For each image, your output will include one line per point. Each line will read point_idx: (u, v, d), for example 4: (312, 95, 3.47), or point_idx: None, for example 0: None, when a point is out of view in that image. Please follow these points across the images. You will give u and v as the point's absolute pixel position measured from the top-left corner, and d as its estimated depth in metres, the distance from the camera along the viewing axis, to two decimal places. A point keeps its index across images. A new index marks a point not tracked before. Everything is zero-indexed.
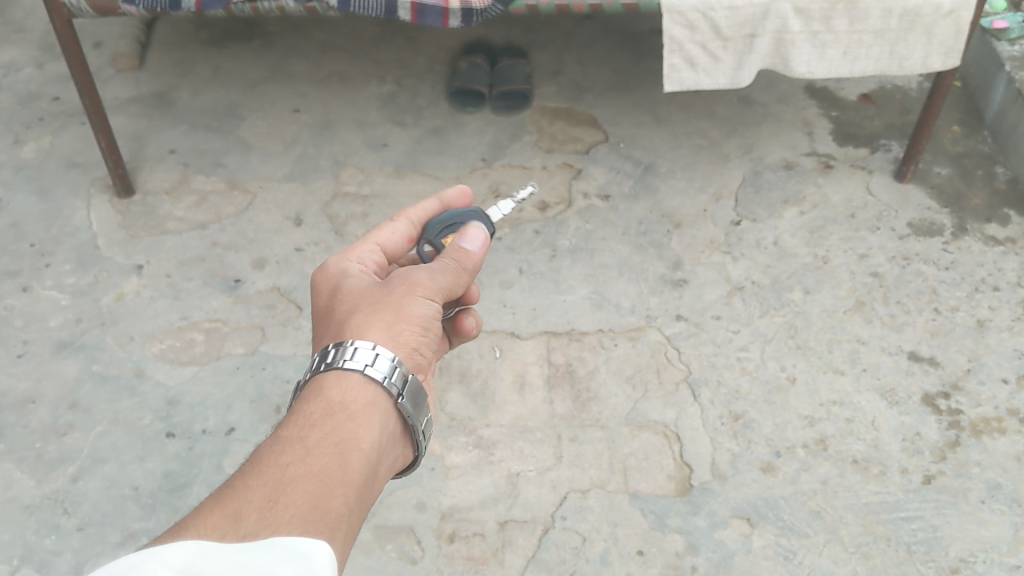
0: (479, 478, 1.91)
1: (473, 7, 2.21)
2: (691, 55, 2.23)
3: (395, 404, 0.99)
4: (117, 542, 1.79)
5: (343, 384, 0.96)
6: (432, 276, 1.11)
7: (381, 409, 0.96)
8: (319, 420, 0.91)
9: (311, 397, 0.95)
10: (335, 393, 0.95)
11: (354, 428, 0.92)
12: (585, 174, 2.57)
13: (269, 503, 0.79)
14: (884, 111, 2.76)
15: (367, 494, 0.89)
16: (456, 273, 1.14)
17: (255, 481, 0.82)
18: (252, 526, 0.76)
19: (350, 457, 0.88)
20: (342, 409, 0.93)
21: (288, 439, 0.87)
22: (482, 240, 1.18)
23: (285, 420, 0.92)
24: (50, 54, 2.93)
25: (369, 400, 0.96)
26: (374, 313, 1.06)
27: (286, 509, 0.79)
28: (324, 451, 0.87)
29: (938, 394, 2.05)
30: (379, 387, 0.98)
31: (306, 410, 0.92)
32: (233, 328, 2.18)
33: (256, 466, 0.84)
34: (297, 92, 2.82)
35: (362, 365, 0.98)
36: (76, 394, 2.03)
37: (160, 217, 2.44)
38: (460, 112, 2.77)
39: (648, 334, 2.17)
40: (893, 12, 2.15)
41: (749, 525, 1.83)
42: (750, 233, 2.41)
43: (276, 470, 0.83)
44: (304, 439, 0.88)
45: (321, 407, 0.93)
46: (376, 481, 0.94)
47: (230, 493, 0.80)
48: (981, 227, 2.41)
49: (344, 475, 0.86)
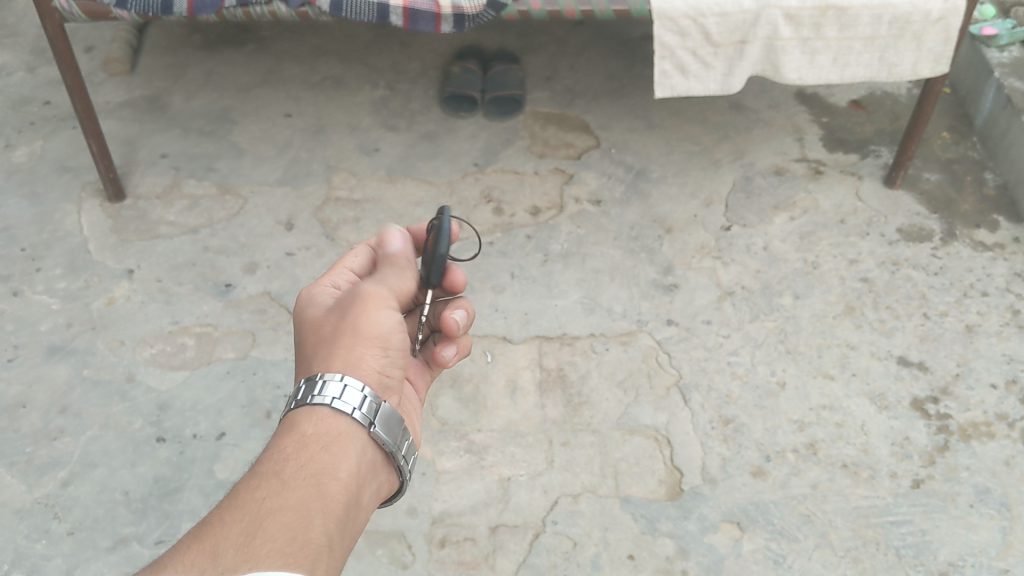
0: (470, 482, 1.91)
1: (465, 13, 2.22)
2: (683, 61, 2.24)
3: (368, 433, 1.00)
4: (108, 546, 1.79)
5: (315, 417, 0.97)
6: (377, 288, 1.14)
7: (356, 439, 0.98)
8: (293, 453, 0.92)
9: (284, 431, 0.96)
10: (308, 425, 0.96)
11: (330, 458, 0.93)
12: (577, 179, 2.58)
13: (246, 539, 0.81)
14: (874, 118, 2.77)
15: (349, 522, 0.91)
16: (396, 277, 1.20)
17: (233, 517, 0.83)
18: (232, 562, 0.78)
19: (328, 487, 0.90)
20: (316, 440, 0.95)
21: (264, 474, 0.89)
22: (404, 237, 1.25)
23: (261, 456, 0.93)
24: (42, 58, 2.93)
25: (342, 430, 0.98)
26: (332, 342, 1.07)
27: (264, 544, 0.81)
28: (300, 483, 0.88)
29: (928, 399, 2.06)
30: (350, 418, 0.99)
31: (280, 444, 0.93)
32: (224, 333, 2.18)
33: (234, 503, 0.85)
34: (290, 97, 2.83)
35: (330, 399, 0.98)
36: (68, 399, 2.03)
37: (152, 221, 2.44)
38: (453, 117, 2.77)
39: (640, 338, 2.18)
40: (883, 18, 2.16)
41: (739, 529, 1.84)
42: (741, 238, 2.42)
43: (253, 506, 0.85)
44: (279, 473, 0.89)
45: (295, 441, 0.94)
46: (361, 509, 0.95)
47: (209, 531, 0.82)
48: (970, 233, 2.43)
49: (323, 505, 0.88)
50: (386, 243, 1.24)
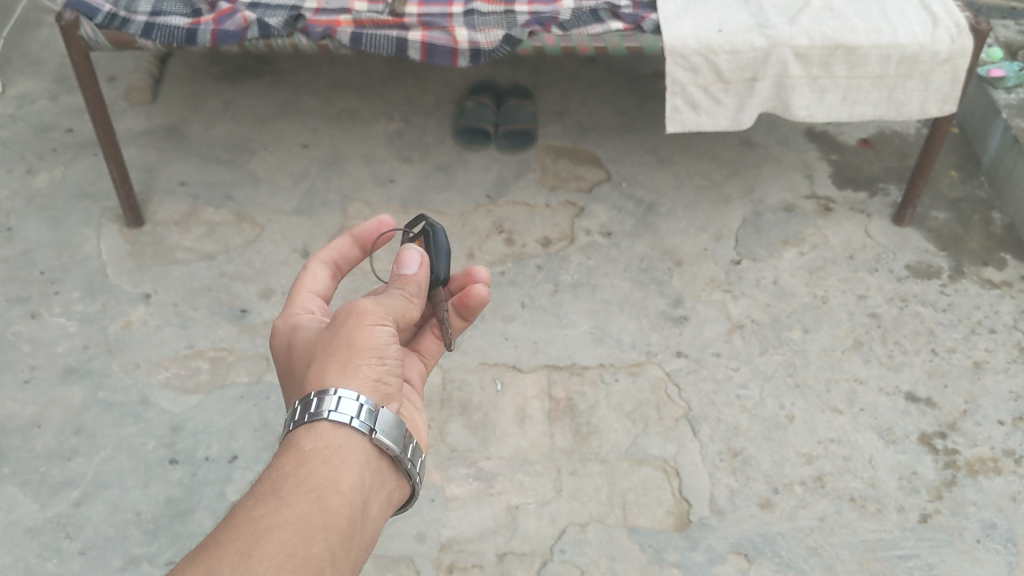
0: (478, 509, 1.92)
1: (481, 48, 2.27)
2: (694, 97, 2.27)
3: (371, 440, 1.02)
4: (118, 566, 1.81)
5: (315, 432, 0.99)
6: (375, 299, 1.13)
7: (355, 450, 1.00)
8: (293, 469, 0.94)
9: (285, 448, 0.98)
10: (308, 441, 0.98)
11: (331, 471, 0.95)
12: (587, 212, 2.61)
13: (242, 558, 0.83)
14: (882, 156, 2.81)
15: (353, 534, 0.93)
16: (406, 297, 1.18)
17: (229, 535, 0.85)
18: None
19: (329, 501, 0.92)
20: (316, 454, 0.97)
21: (262, 492, 0.91)
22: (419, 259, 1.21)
23: (260, 474, 0.95)
24: (64, 87, 2.98)
25: (342, 443, 1.00)
26: (328, 355, 1.07)
27: (260, 562, 0.83)
28: (300, 498, 0.91)
29: (935, 434, 2.07)
30: (349, 428, 1.01)
31: (279, 462, 0.95)
32: (238, 357, 2.20)
33: (233, 523, 0.87)
34: (307, 128, 2.87)
35: (327, 412, 1.00)
36: (82, 420, 2.06)
37: (168, 246, 2.48)
38: (466, 149, 2.81)
39: (648, 369, 2.20)
40: (891, 58, 2.20)
41: (746, 560, 1.85)
42: (751, 272, 2.45)
43: (251, 523, 0.87)
44: (278, 490, 0.91)
45: (294, 456, 0.96)
46: (368, 520, 0.98)
47: (204, 551, 0.84)
48: (978, 270, 2.45)
49: (324, 518, 0.90)
50: (401, 264, 1.20)
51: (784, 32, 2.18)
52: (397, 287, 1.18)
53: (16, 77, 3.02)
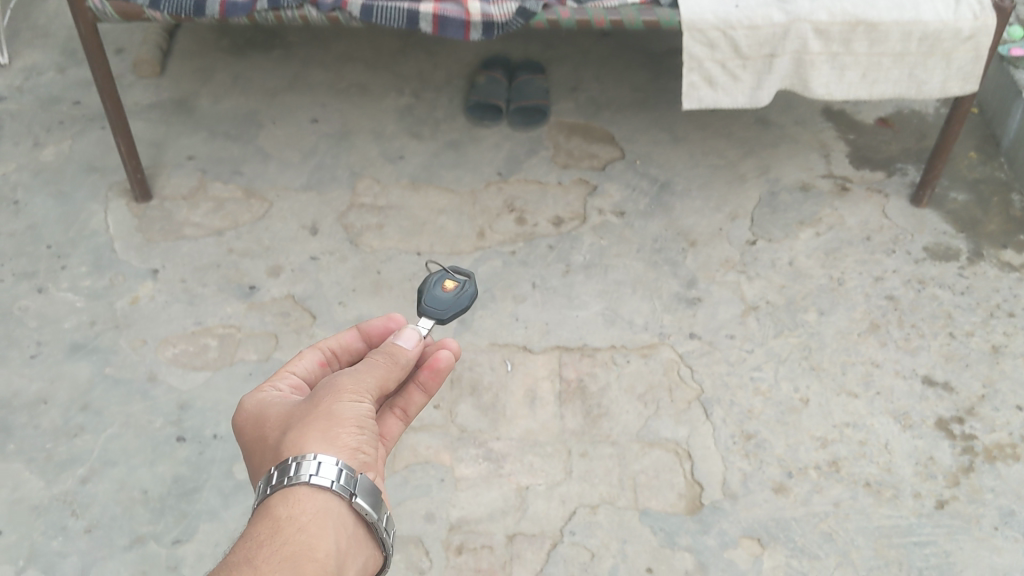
0: (488, 490, 1.90)
1: (494, 21, 2.22)
2: (711, 73, 2.23)
3: (349, 504, 1.03)
4: (125, 545, 1.80)
5: (291, 499, 0.99)
6: (356, 377, 1.14)
7: (331, 516, 1.00)
8: (267, 538, 0.94)
9: (260, 517, 0.98)
10: (282, 509, 0.98)
11: (308, 538, 0.96)
12: (600, 191, 2.57)
13: None
14: (901, 136, 2.76)
15: None
16: (386, 368, 1.17)
17: None
18: None
19: (304, 567, 0.93)
20: (291, 522, 0.97)
21: (238, 560, 0.91)
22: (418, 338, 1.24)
23: (234, 544, 0.95)
24: (71, 59, 2.95)
25: (318, 509, 1.00)
26: (306, 424, 1.08)
27: None
28: (276, 566, 0.91)
29: (952, 419, 2.04)
30: (329, 492, 1.01)
31: (254, 531, 0.96)
32: (247, 334, 2.18)
33: None
34: (316, 103, 2.84)
35: (307, 476, 1.01)
36: (88, 397, 2.04)
37: (176, 222, 2.45)
38: (477, 126, 2.77)
39: (661, 351, 2.17)
40: (914, 34, 2.14)
41: (759, 545, 1.82)
42: (766, 253, 2.41)
43: None
44: (254, 558, 0.91)
45: (269, 526, 0.96)
46: None
47: None
48: (997, 252, 2.41)
49: None
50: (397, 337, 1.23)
51: (803, 8, 2.14)
52: (384, 353, 1.20)
53: (22, 49, 2.99)
